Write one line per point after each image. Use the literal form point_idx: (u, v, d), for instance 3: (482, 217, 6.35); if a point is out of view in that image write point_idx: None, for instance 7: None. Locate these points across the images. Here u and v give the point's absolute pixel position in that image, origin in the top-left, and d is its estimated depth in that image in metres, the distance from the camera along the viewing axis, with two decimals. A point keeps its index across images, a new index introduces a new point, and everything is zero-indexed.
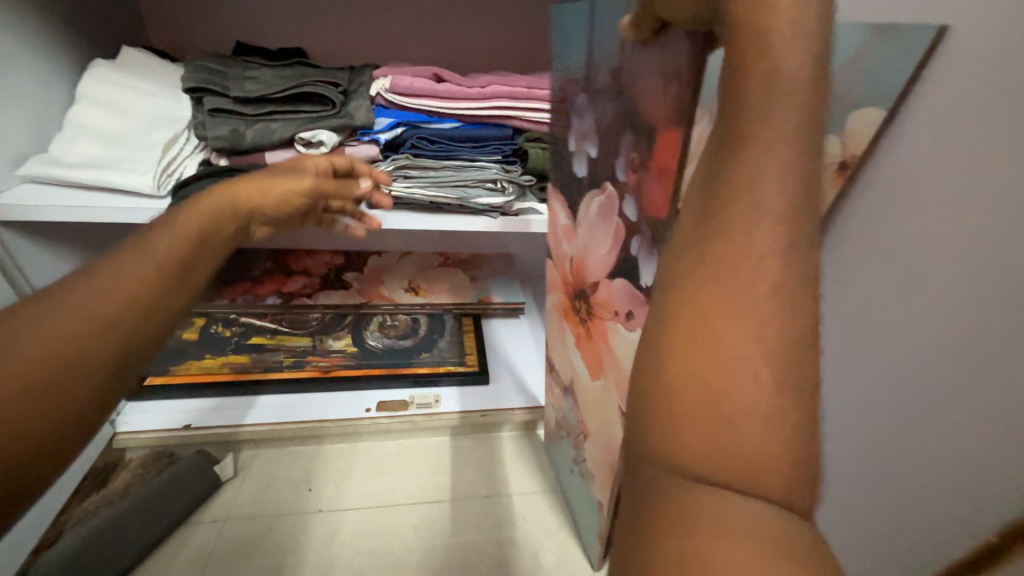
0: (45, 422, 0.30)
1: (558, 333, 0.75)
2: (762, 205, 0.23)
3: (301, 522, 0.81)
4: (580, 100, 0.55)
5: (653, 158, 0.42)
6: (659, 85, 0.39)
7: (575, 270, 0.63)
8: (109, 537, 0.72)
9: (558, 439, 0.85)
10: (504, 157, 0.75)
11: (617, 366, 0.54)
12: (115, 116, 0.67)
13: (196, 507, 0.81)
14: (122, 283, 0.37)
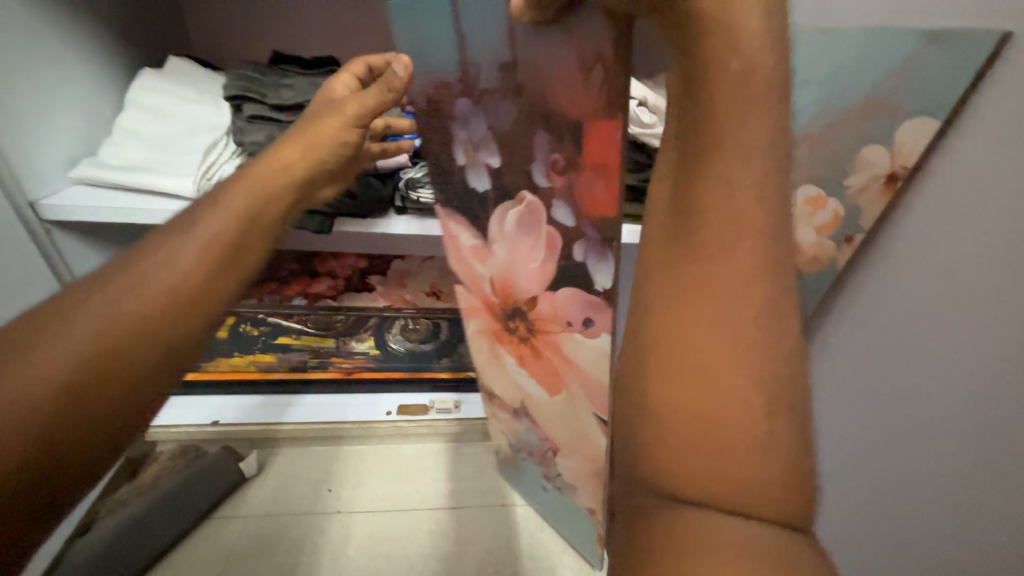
0: (106, 395, 0.34)
1: (491, 358, 0.73)
2: (738, 225, 0.28)
3: (319, 522, 0.82)
4: (459, 107, 0.53)
5: (584, 156, 0.41)
6: (580, 75, 0.37)
7: (501, 291, 0.61)
8: (138, 529, 0.74)
9: (519, 464, 0.82)
10: None
11: (582, 374, 0.55)
12: (157, 123, 0.70)
13: (220, 502, 0.83)
14: (166, 267, 0.38)
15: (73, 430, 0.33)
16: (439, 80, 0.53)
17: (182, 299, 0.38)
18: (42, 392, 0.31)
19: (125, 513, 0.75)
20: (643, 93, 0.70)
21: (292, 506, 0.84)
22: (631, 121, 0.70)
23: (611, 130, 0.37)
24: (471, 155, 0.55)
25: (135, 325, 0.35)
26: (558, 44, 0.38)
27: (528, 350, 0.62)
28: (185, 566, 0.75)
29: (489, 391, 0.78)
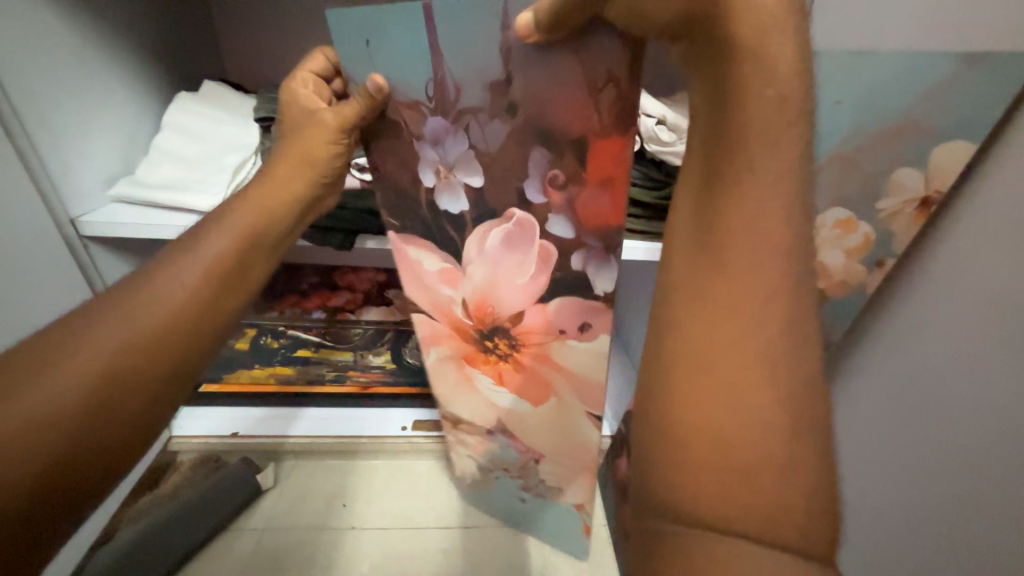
0: (122, 406, 0.37)
1: (457, 383, 0.71)
2: (765, 242, 0.28)
3: (334, 537, 0.82)
4: (429, 128, 0.50)
5: (588, 171, 0.46)
6: (587, 96, 0.42)
7: (478, 313, 0.61)
8: (159, 539, 0.75)
9: (491, 481, 0.80)
10: None
11: (572, 375, 0.61)
12: (190, 143, 0.73)
13: (238, 514, 0.84)
14: (173, 288, 0.41)
15: (84, 440, 0.36)
16: (399, 101, 0.50)
17: (184, 315, 0.41)
18: (56, 402, 0.35)
19: (146, 523, 0.76)
20: (662, 111, 0.70)
21: (309, 519, 0.84)
22: (651, 139, 0.70)
23: (620, 147, 0.43)
24: (443, 176, 0.53)
25: (138, 341, 0.39)
26: (563, 62, 0.41)
27: (509, 365, 0.64)
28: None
29: (454, 416, 0.76)
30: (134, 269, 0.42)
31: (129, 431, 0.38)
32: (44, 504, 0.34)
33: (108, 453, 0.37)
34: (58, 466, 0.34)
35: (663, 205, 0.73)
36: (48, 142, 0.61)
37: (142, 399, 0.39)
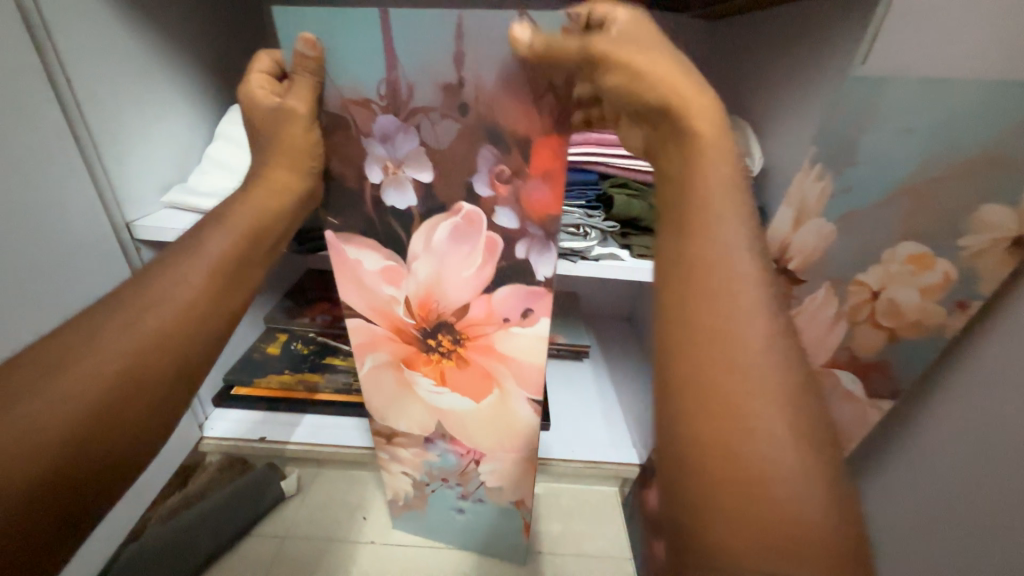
0: (128, 410, 0.38)
1: (396, 390, 0.66)
2: (732, 270, 0.34)
3: (351, 550, 0.81)
4: (379, 125, 0.48)
5: (531, 166, 0.47)
6: (530, 99, 0.44)
7: (421, 311, 0.58)
8: (184, 541, 0.75)
9: (426, 496, 0.78)
10: (588, 202, 0.72)
11: (516, 365, 0.59)
12: (238, 153, 0.76)
13: (260, 520, 0.84)
14: (175, 292, 0.41)
15: (87, 440, 0.36)
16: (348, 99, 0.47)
17: (185, 315, 0.41)
18: (57, 404, 0.35)
19: (174, 524, 0.77)
20: None
21: (329, 529, 0.84)
22: None
23: (559, 143, 0.45)
24: (392, 172, 0.51)
25: (138, 343, 0.38)
26: (509, 68, 0.43)
27: (451, 363, 0.61)
28: None
29: (393, 430, 0.71)
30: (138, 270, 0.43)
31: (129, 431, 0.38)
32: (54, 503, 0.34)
33: (111, 452, 0.37)
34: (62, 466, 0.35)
35: None
36: (112, 151, 0.65)
37: (144, 398, 0.39)
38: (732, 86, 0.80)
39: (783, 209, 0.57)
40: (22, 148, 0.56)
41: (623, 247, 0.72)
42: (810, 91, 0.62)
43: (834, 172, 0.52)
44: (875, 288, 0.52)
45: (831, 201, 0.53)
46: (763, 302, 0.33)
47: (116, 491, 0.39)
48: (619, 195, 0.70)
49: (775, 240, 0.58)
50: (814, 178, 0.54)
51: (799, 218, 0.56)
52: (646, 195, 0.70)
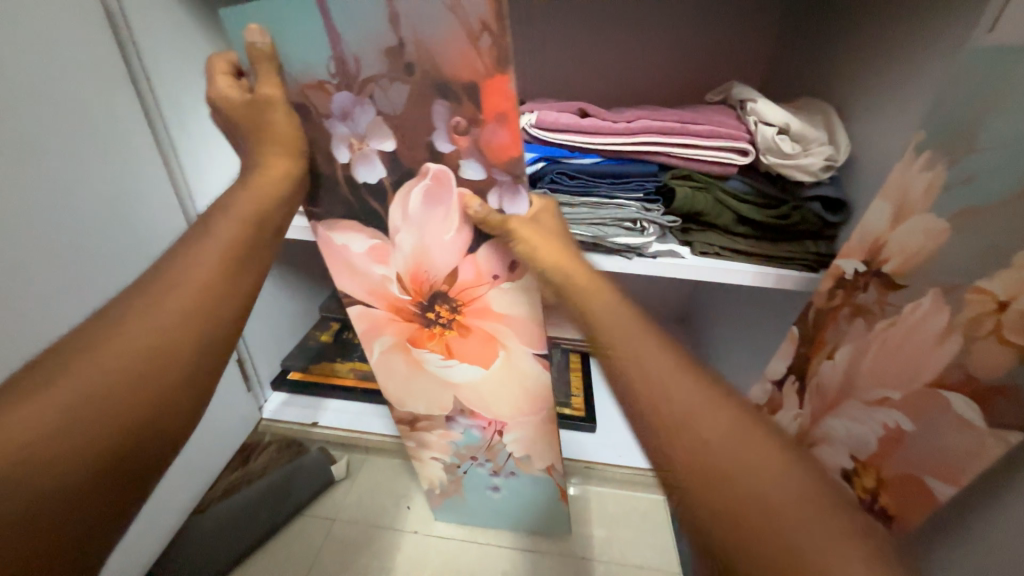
0: (156, 384, 0.38)
1: (408, 372, 0.66)
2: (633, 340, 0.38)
3: (397, 538, 0.83)
4: (337, 102, 0.47)
5: (484, 111, 0.43)
6: (469, 44, 0.40)
7: (413, 285, 0.57)
8: (243, 515, 0.80)
9: (460, 479, 0.78)
10: (646, 194, 0.66)
11: (516, 324, 0.57)
12: None
13: (311, 500, 0.88)
14: (196, 271, 0.42)
15: (120, 415, 0.36)
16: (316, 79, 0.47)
17: (202, 293, 0.42)
18: (85, 381, 0.35)
19: (234, 499, 0.82)
20: (786, 118, 0.61)
21: (375, 516, 0.86)
22: (768, 150, 0.62)
23: (506, 82, 0.41)
24: (358, 149, 0.50)
25: (164, 320, 0.39)
26: (441, 15, 0.40)
27: (454, 333, 0.60)
28: (280, 556, 0.80)
29: (413, 415, 0.71)
30: (158, 263, 0.44)
31: (161, 406, 0.38)
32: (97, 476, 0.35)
33: (145, 427, 0.37)
34: (98, 439, 0.35)
35: (775, 224, 0.64)
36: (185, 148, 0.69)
37: (172, 373, 0.39)
38: (809, 65, 0.71)
39: (880, 203, 0.50)
40: (106, 142, 0.60)
41: (683, 244, 0.68)
42: (917, 72, 0.54)
43: (947, 160, 0.44)
44: (1001, 298, 0.38)
45: (940, 194, 0.44)
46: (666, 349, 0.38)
47: (156, 466, 0.39)
48: (682, 187, 0.65)
49: (869, 239, 0.51)
50: (922, 166, 0.46)
51: (899, 213, 0.48)
52: (711, 187, 0.65)
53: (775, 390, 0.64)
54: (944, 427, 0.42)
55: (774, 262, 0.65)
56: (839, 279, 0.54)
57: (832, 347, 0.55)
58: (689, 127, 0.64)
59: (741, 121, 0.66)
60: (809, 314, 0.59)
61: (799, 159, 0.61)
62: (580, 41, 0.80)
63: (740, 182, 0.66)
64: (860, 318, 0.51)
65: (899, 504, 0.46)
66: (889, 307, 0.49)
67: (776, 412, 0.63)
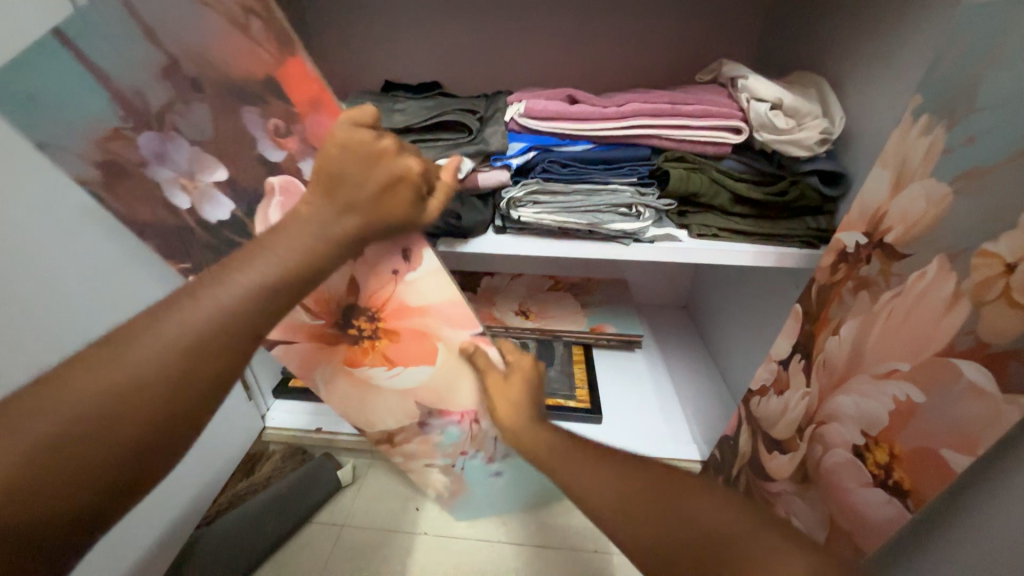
0: (142, 423, 0.34)
1: (359, 394, 0.66)
2: (582, 473, 0.45)
3: (407, 541, 0.82)
4: (144, 147, 0.48)
5: (294, 100, 0.48)
6: (244, 37, 0.45)
7: (319, 308, 0.57)
8: (250, 527, 0.79)
9: (462, 477, 0.77)
10: (640, 178, 0.65)
11: (437, 311, 0.59)
12: None
13: (319, 508, 0.86)
14: (195, 310, 0.36)
15: (121, 446, 0.34)
16: (163, 107, 0.47)
17: (204, 328, 0.36)
18: (62, 418, 0.32)
19: (240, 511, 0.81)
20: (778, 93, 0.60)
21: (384, 521, 0.85)
22: (762, 126, 0.61)
23: (301, 64, 0.47)
24: (193, 188, 0.51)
25: (150, 360, 0.35)
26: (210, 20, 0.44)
27: (385, 341, 0.61)
28: (286, 568, 0.78)
29: (387, 433, 0.71)
30: None
31: (143, 445, 0.35)
32: (101, 500, 0.34)
33: (124, 462, 0.34)
34: (79, 471, 0.33)
35: (773, 201, 0.63)
36: None
37: (151, 412, 0.34)
38: (804, 35, 0.70)
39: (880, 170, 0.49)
40: None
41: (680, 227, 0.66)
42: (918, 31, 0.52)
43: (945, 123, 0.43)
44: (1009, 260, 0.36)
45: (941, 157, 0.43)
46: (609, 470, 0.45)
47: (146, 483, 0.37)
48: (675, 169, 0.63)
49: (870, 209, 0.50)
50: (920, 131, 0.45)
51: (899, 181, 0.47)
52: (705, 168, 0.64)
53: (780, 369, 0.62)
54: (958, 398, 0.40)
55: (773, 240, 0.65)
56: (841, 253, 0.54)
57: (837, 323, 0.54)
58: (680, 108, 0.63)
59: (734, 99, 0.65)
60: (812, 290, 0.58)
61: (797, 130, 0.60)
62: (567, 27, 0.79)
63: (735, 162, 0.65)
64: (865, 291, 0.50)
65: (916, 480, 0.43)
66: (894, 278, 0.47)
67: (782, 392, 0.61)
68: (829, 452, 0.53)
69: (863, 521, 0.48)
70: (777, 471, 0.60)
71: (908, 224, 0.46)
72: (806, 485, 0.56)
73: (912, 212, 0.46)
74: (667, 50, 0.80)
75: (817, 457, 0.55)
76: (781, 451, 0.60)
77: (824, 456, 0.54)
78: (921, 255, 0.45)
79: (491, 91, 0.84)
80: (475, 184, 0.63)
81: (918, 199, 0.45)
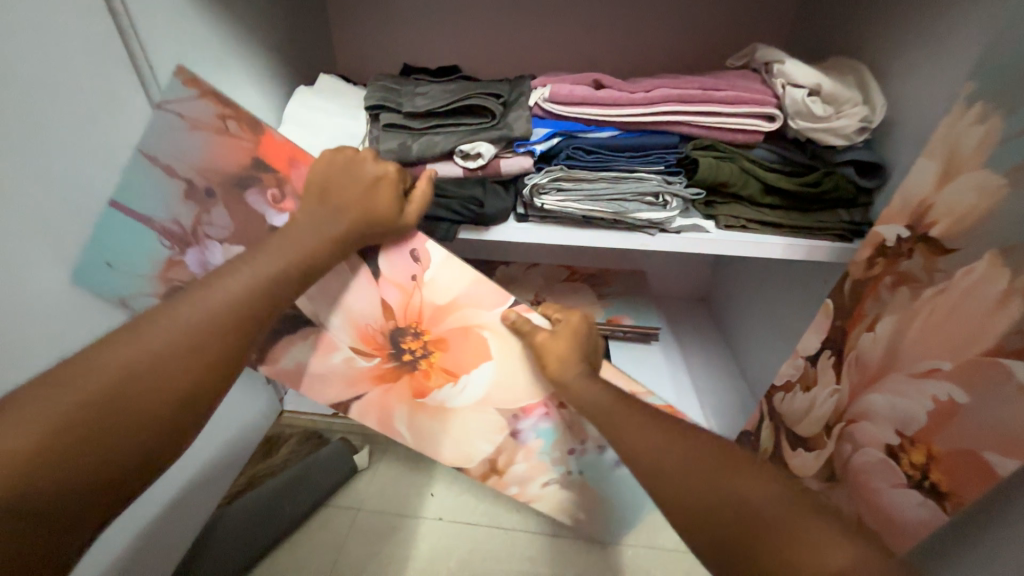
0: (157, 399, 0.36)
1: (441, 427, 0.61)
2: (629, 431, 0.44)
3: (421, 526, 0.83)
4: (192, 262, 0.52)
5: (280, 169, 0.50)
6: (223, 135, 0.51)
7: (372, 345, 0.58)
8: (267, 509, 0.80)
9: (585, 486, 0.64)
10: (668, 167, 0.63)
11: (469, 295, 0.56)
12: (306, 136, 0.65)
13: (335, 491, 0.87)
14: (215, 297, 0.39)
15: (137, 423, 0.35)
16: (194, 222, 0.51)
17: (213, 317, 0.38)
18: (72, 400, 0.33)
19: (258, 493, 0.82)
20: (817, 79, 0.58)
21: (399, 505, 0.86)
22: (798, 114, 0.59)
23: (273, 137, 0.51)
24: None
25: (167, 339, 0.37)
26: (195, 137, 0.50)
27: (437, 352, 0.58)
28: (304, 550, 0.79)
29: (489, 462, 0.62)
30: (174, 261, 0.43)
31: (158, 423, 0.36)
32: (115, 479, 0.35)
33: (135, 443, 0.35)
34: (97, 447, 0.34)
35: (806, 192, 0.61)
36: None
37: (164, 395, 0.36)
38: (845, 19, 0.66)
39: (924, 162, 0.47)
40: None
41: (707, 218, 0.64)
42: (972, 14, 0.49)
43: (1002, 111, 0.40)
44: None
45: (996, 148, 0.41)
46: (663, 427, 0.43)
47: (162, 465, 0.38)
48: (705, 157, 0.61)
49: (913, 201, 0.48)
50: (973, 119, 0.43)
51: (947, 172, 0.45)
52: (736, 157, 0.62)
53: (807, 366, 0.61)
54: (1008, 400, 0.38)
55: (805, 232, 0.62)
56: (879, 246, 0.52)
57: (873, 319, 0.52)
58: (711, 94, 0.61)
59: (768, 85, 0.62)
60: (845, 286, 0.56)
61: (835, 119, 0.58)
62: (593, 9, 0.76)
63: (765, 151, 0.62)
64: (904, 287, 0.49)
65: (955, 482, 0.41)
66: (937, 274, 0.46)
67: (809, 389, 0.60)
68: (860, 452, 0.51)
69: (891, 520, 0.47)
70: (802, 468, 0.59)
71: (955, 217, 0.44)
72: (833, 484, 0.55)
73: (961, 204, 0.44)
74: (697, 34, 0.77)
75: (846, 455, 0.53)
76: (806, 448, 0.59)
77: (852, 455, 0.52)
78: (968, 251, 0.43)
79: (513, 74, 0.82)
80: (497, 171, 0.62)
81: (968, 192, 0.43)
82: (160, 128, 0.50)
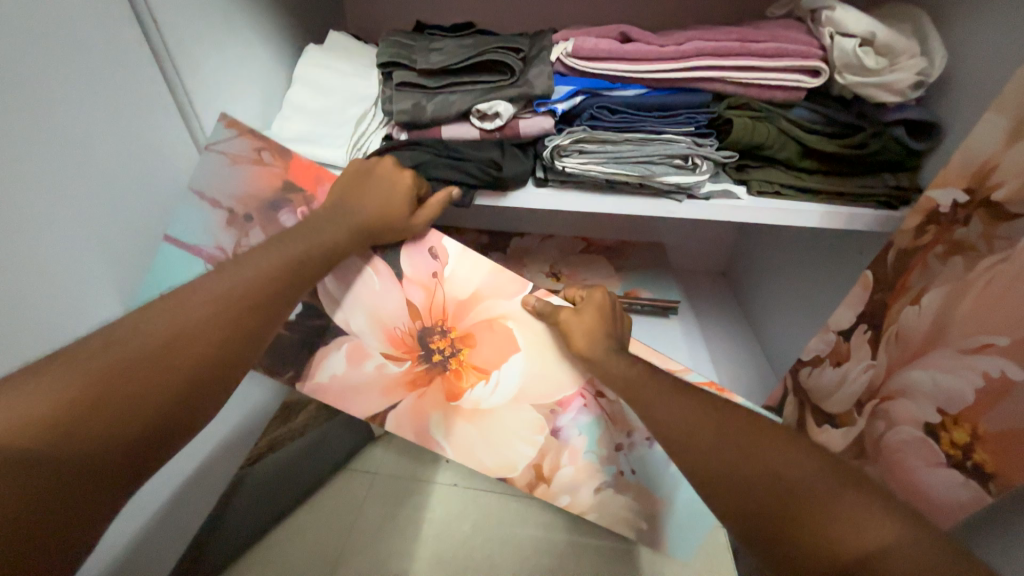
0: (184, 366, 0.37)
1: (479, 432, 0.58)
2: (657, 402, 0.42)
3: (437, 492, 0.84)
4: None
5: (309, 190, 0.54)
6: (258, 165, 0.55)
7: (402, 348, 0.57)
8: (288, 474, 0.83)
9: (641, 493, 0.59)
10: (697, 128, 0.59)
11: (489, 283, 0.56)
12: (314, 95, 0.63)
13: (353, 457, 0.89)
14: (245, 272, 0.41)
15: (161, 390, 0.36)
16: (233, 247, 0.54)
17: (242, 293, 0.40)
18: (100, 365, 0.34)
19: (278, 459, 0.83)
20: (871, 26, 0.52)
21: (415, 471, 0.87)
22: (846, 67, 0.54)
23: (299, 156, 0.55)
24: None
25: (199, 309, 0.38)
26: (235, 169, 0.55)
27: (464, 349, 0.58)
28: (324, 511, 0.82)
29: (534, 469, 0.59)
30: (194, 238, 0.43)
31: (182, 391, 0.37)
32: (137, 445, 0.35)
33: (156, 409, 0.35)
34: (117, 414, 0.34)
35: (850, 154, 0.56)
36: None
37: (190, 362, 0.37)
38: None
39: (993, 117, 0.42)
40: None
41: (738, 183, 0.60)
42: None
43: None
44: None
45: None
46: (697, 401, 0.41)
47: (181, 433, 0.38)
48: (739, 118, 0.57)
49: (974, 162, 0.44)
50: None
51: (1019, 128, 0.40)
52: (773, 117, 0.57)
53: (839, 340, 0.58)
54: None
55: (845, 199, 0.58)
56: (930, 214, 0.48)
57: (918, 292, 0.49)
58: (750, 46, 0.56)
59: (814, 35, 0.57)
60: (888, 257, 0.52)
61: (888, 71, 0.53)
62: None
63: (806, 110, 0.57)
64: (959, 256, 0.45)
65: (1003, 463, 0.39)
66: (997, 242, 0.42)
67: (839, 364, 0.57)
68: (894, 430, 0.49)
69: (925, 499, 0.45)
70: (829, 446, 0.57)
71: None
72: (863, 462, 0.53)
73: None
74: None
75: (877, 433, 0.51)
76: (833, 425, 0.57)
77: (886, 433, 0.50)
78: None
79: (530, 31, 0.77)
80: (516, 132, 0.59)
81: None
82: (207, 165, 0.54)
